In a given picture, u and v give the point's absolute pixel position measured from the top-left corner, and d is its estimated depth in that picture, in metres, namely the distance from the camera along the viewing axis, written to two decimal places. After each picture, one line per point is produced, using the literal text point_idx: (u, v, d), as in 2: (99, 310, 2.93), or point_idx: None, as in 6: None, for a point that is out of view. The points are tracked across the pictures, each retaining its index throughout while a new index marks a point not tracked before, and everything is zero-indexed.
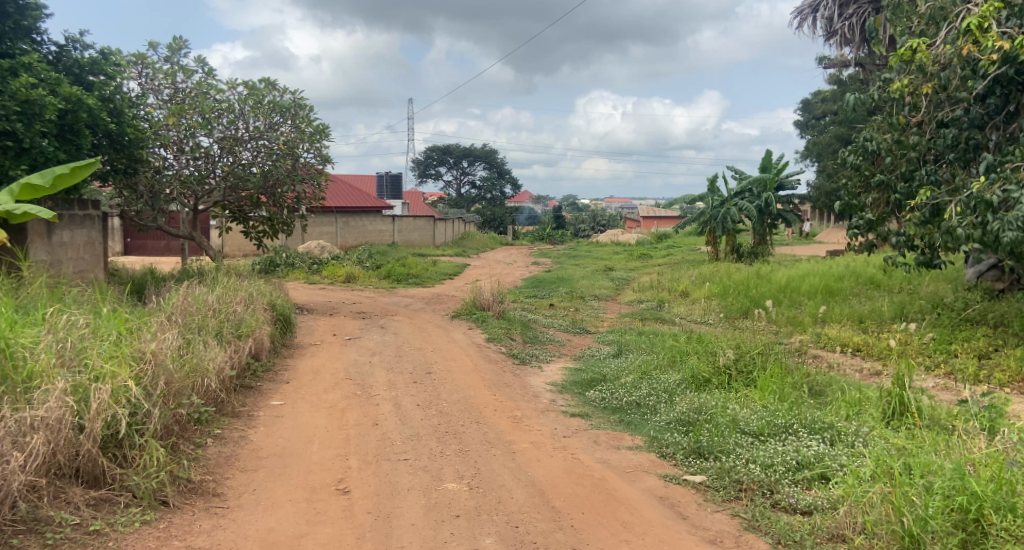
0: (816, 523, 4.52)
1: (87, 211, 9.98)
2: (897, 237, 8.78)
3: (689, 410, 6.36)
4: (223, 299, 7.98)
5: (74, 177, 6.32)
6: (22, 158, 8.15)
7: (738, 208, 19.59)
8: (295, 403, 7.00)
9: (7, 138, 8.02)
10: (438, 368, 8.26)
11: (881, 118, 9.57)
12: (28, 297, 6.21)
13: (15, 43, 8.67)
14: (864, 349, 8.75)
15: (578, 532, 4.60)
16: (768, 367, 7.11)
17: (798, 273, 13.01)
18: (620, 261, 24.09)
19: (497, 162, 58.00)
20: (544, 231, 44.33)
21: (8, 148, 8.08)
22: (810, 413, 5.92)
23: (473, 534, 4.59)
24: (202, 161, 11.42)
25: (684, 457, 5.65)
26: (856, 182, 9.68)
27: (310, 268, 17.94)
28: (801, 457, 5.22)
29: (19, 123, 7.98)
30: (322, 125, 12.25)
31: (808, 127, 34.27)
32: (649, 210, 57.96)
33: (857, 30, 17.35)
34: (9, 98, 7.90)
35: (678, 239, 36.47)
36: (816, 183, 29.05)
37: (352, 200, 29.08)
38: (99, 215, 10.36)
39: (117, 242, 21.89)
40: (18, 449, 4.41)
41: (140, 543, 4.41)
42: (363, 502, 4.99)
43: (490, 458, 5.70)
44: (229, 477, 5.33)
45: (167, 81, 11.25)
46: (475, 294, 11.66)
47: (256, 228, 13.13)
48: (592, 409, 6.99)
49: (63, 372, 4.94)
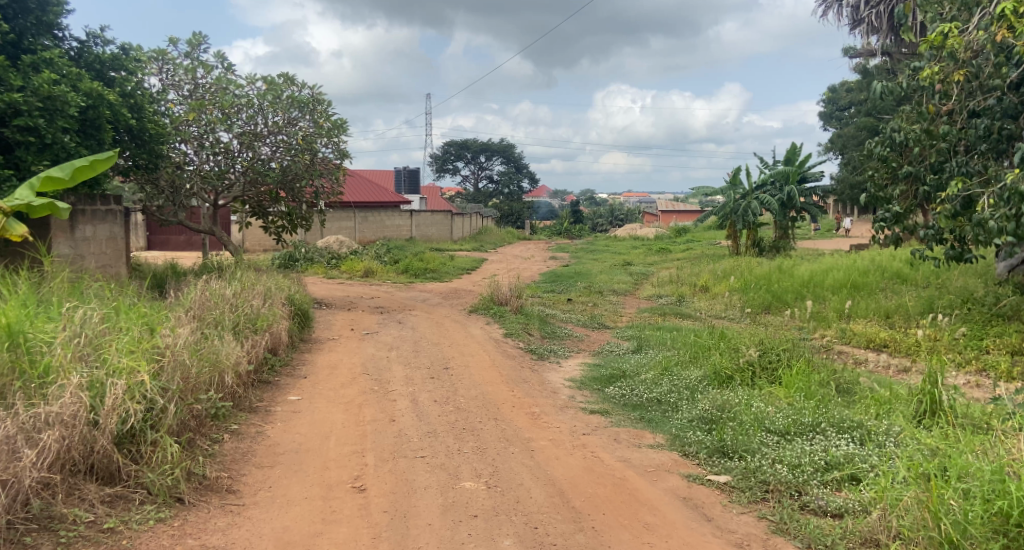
0: (848, 526, 4.38)
1: (108, 204, 9.94)
2: (926, 231, 8.52)
3: (711, 408, 6.20)
4: (241, 294, 7.93)
5: (92, 169, 6.79)
6: (44, 153, 8.14)
7: (760, 201, 19.36)
8: (312, 398, 6.93)
9: (30, 134, 8.01)
10: (455, 363, 8.19)
11: (910, 108, 9.32)
12: (48, 292, 6.19)
13: (37, 39, 8.68)
14: (891, 345, 8.55)
15: (598, 534, 4.48)
16: (793, 364, 6.93)
17: (821, 267, 12.70)
18: (640, 255, 23.93)
19: (513, 156, 57.73)
20: (561, 226, 44.12)
21: (30, 144, 8.06)
22: (838, 412, 5.73)
23: (491, 535, 4.48)
24: (222, 156, 11.44)
25: (707, 457, 5.50)
26: (883, 174, 9.53)
27: (329, 263, 17.99)
28: (829, 458, 5.06)
29: (41, 119, 7.98)
30: (341, 120, 12.09)
31: (832, 120, 33.66)
32: (666, 204, 57.34)
33: (885, 17, 16.99)
34: (32, 94, 7.92)
35: (698, 234, 36.08)
36: (840, 175, 28.62)
37: (370, 195, 29.08)
38: (123, 210, 10.38)
39: (140, 237, 22.14)
40: (31, 446, 4.36)
41: (154, 542, 4.34)
42: (380, 501, 4.90)
43: (508, 456, 5.59)
44: (245, 474, 5.26)
45: (187, 77, 11.20)
46: (492, 289, 11.53)
47: (275, 223, 13.09)
48: (612, 405, 6.88)
49: (79, 367, 4.88)
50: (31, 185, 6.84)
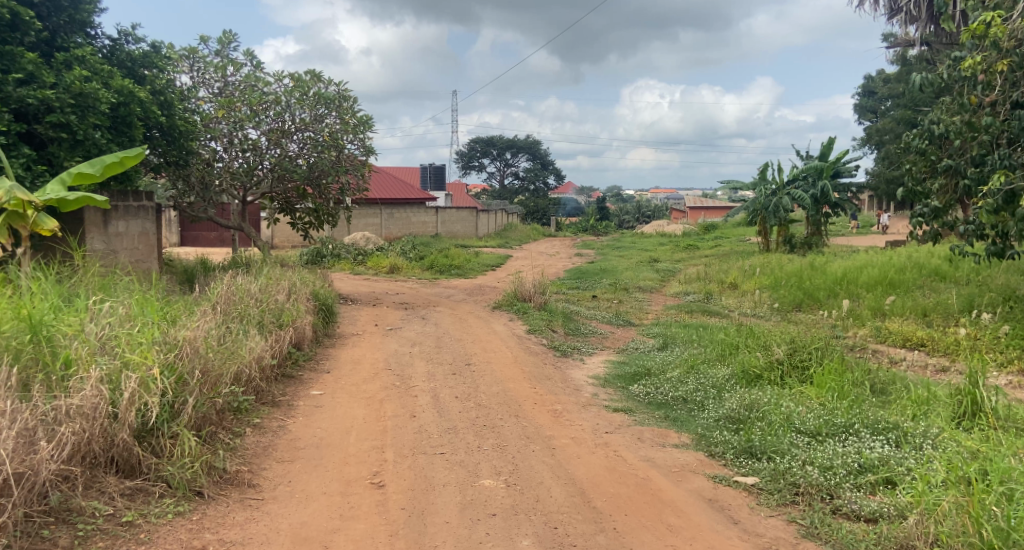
0: (883, 532, 4.17)
1: (142, 201, 9.94)
2: (966, 226, 8.24)
3: (739, 407, 6.01)
4: (266, 289, 7.87)
5: (123, 165, 7.00)
6: (76, 150, 8.14)
7: (791, 197, 19.01)
8: (334, 393, 6.85)
9: (62, 130, 8.02)
10: (478, 359, 8.08)
11: (950, 99, 9.04)
12: (76, 286, 6.16)
13: (70, 37, 8.70)
14: (929, 345, 8.30)
15: (620, 535, 4.33)
16: (826, 362, 6.71)
17: (855, 264, 12.41)
18: (667, 252, 23.65)
19: (540, 153, 57.56)
20: (587, 223, 43.87)
21: (63, 140, 8.07)
22: (872, 412, 5.51)
23: (510, 535, 4.34)
24: (251, 153, 11.38)
25: (734, 458, 5.32)
26: (921, 167, 9.24)
27: (355, 259, 17.98)
28: (863, 460, 4.85)
29: (73, 115, 7.98)
30: (367, 116, 12.01)
31: (867, 114, 33.09)
32: (694, 201, 56.84)
33: (923, 7, 16.53)
34: (64, 91, 7.91)
35: (728, 230, 35.67)
36: (876, 171, 28.07)
37: (396, 191, 29.15)
38: (154, 205, 10.37)
39: (173, 234, 22.36)
40: (49, 439, 4.27)
41: (172, 537, 4.26)
42: (398, 498, 4.78)
43: (529, 454, 5.46)
44: (265, 468, 5.19)
45: (217, 75, 11.23)
46: (517, 285, 11.40)
47: (302, 219, 13.06)
48: (636, 404, 6.71)
49: (100, 360, 4.82)
50: (63, 180, 7.02)
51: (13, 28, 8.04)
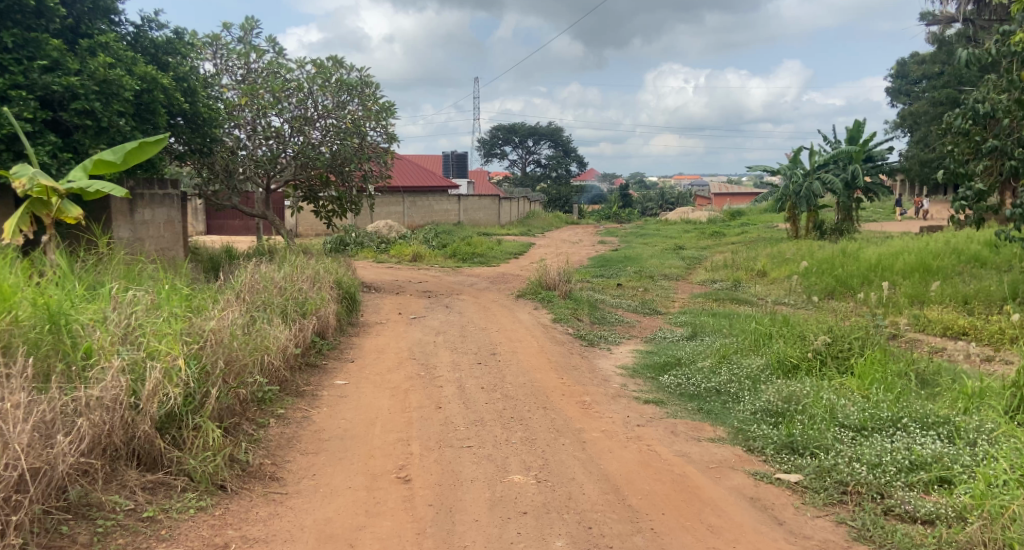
0: (943, 536, 3.96)
1: (169, 191, 9.90)
2: (1013, 210, 7.90)
3: (777, 399, 5.77)
4: (290, 277, 7.76)
5: (142, 150, 6.80)
6: (100, 137, 8.03)
7: (822, 183, 18.49)
8: (359, 383, 6.70)
9: (87, 117, 7.90)
10: (504, 349, 7.90)
11: (997, 77, 8.66)
12: (100, 273, 6.06)
13: (94, 23, 8.57)
14: (971, 334, 8.01)
15: (658, 536, 4.14)
16: (868, 353, 6.45)
17: (890, 251, 12.04)
18: (692, 239, 23.32)
19: (562, 140, 57.16)
20: (610, 210, 43.54)
21: (87, 127, 7.95)
22: (921, 405, 5.26)
23: (542, 535, 4.17)
24: (274, 141, 11.27)
25: (775, 453, 5.11)
26: (965, 148, 8.90)
27: (378, 247, 17.87)
28: (915, 457, 4.62)
29: (97, 102, 7.85)
30: (390, 102, 11.79)
31: (900, 95, 32.46)
32: (721, 188, 56.23)
33: None
34: (88, 78, 7.79)
35: (755, 217, 35.17)
36: (909, 154, 27.51)
37: (419, 179, 29.04)
38: (179, 193, 10.25)
39: (200, 222, 22.50)
40: (68, 431, 4.13)
41: (194, 534, 4.13)
42: (425, 494, 4.63)
43: (558, 448, 5.28)
44: (288, 460, 5.06)
45: (240, 62, 11.11)
46: (541, 273, 11.20)
47: (325, 207, 12.91)
48: (667, 396, 6.51)
49: (121, 350, 4.68)
50: (87, 165, 6.86)
51: (38, 15, 7.91)
